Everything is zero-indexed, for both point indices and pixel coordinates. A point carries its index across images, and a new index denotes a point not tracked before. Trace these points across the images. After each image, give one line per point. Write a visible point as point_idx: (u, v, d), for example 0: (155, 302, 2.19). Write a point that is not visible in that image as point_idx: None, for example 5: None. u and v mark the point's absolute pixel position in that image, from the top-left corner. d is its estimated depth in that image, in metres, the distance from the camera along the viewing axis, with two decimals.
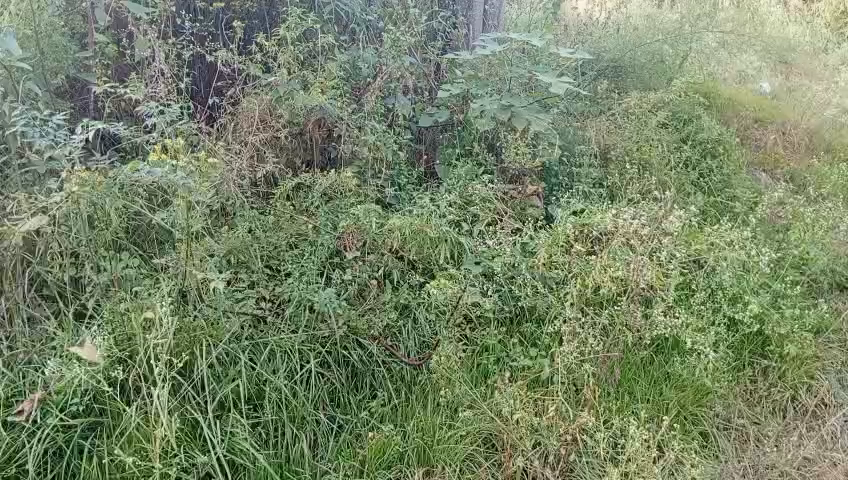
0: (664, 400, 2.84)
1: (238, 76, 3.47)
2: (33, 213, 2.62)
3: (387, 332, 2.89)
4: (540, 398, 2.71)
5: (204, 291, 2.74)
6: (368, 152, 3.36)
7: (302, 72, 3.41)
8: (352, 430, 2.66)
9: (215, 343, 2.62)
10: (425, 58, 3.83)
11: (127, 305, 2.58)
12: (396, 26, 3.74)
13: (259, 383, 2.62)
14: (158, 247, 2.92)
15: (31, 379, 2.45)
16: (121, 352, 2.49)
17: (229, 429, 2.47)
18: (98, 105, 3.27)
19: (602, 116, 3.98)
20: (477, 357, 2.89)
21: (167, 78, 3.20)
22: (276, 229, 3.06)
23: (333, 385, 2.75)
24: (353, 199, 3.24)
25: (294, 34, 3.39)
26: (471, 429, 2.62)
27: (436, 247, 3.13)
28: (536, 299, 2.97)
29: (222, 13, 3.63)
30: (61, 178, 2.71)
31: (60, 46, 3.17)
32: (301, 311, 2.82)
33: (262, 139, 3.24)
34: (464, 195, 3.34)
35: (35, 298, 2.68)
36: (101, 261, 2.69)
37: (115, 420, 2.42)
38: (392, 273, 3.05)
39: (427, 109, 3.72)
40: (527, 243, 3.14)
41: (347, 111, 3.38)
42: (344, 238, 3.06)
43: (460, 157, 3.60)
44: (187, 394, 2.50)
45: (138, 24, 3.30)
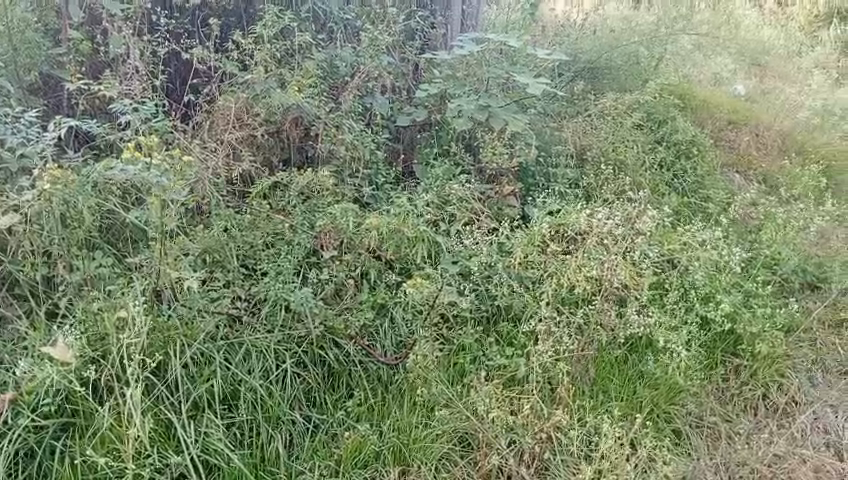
0: (637, 398, 2.86)
1: (214, 74, 3.44)
2: (4, 210, 2.59)
3: (364, 331, 2.89)
4: (516, 397, 2.71)
5: (178, 291, 2.69)
6: (345, 151, 3.36)
7: (279, 71, 3.42)
8: (328, 429, 2.66)
9: (190, 343, 2.60)
10: (404, 57, 3.85)
11: (100, 305, 2.55)
12: (375, 26, 3.74)
13: (234, 383, 2.61)
14: (132, 247, 2.86)
15: (2, 380, 2.41)
16: (93, 352, 2.47)
17: (203, 430, 2.46)
18: (72, 102, 3.23)
19: (579, 116, 3.99)
20: (454, 356, 2.89)
21: (141, 76, 3.16)
22: (252, 228, 3.05)
23: (309, 384, 2.74)
24: (330, 198, 3.23)
25: (272, 32, 3.40)
26: (447, 428, 2.64)
27: (413, 246, 3.13)
28: (511, 299, 3.00)
29: (198, 10, 3.59)
30: (32, 177, 2.67)
31: (33, 42, 3.15)
32: (277, 311, 2.81)
33: (239, 137, 3.22)
34: (441, 195, 3.35)
35: (6, 297, 2.63)
36: (73, 260, 2.65)
37: (88, 421, 2.40)
38: (369, 273, 3.03)
39: (405, 108, 3.71)
40: (504, 243, 3.17)
41: (325, 110, 3.38)
42: (321, 238, 3.06)
43: (438, 157, 3.60)
44: (160, 394, 2.48)
45: (112, 21, 3.27)
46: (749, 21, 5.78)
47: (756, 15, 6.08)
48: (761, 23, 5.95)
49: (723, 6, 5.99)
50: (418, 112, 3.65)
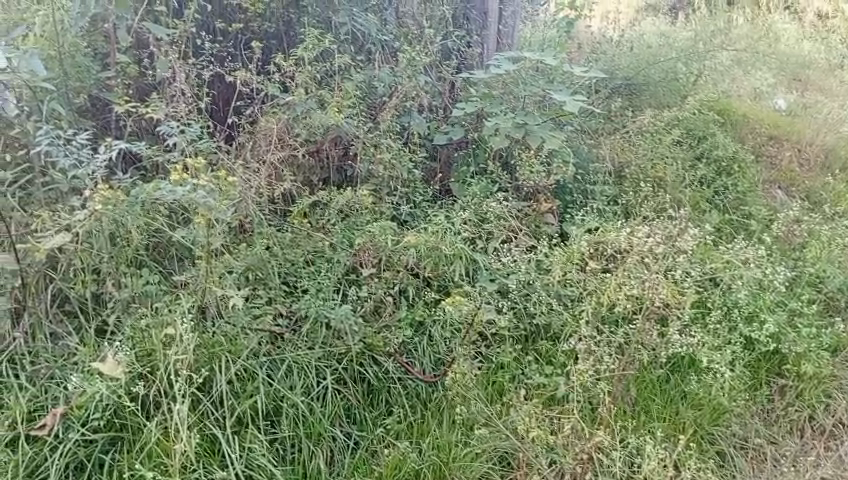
0: (681, 419, 2.84)
1: (256, 95, 3.52)
2: (56, 230, 2.64)
3: (403, 348, 2.91)
4: (556, 416, 2.69)
5: (224, 308, 2.77)
6: (384, 170, 3.40)
7: (319, 91, 3.48)
8: (368, 447, 2.69)
9: (234, 358, 2.65)
10: (440, 76, 3.92)
11: (149, 322, 2.63)
12: (413, 47, 3.80)
13: (276, 399, 2.66)
14: (177, 264, 2.93)
15: (54, 394, 2.50)
16: (141, 367, 2.54)
17: (246, 445, 2.50)
18: (120, 124, 3.33)
19: (617, 133, 4.01)
20: (492, 374, 2.89)
21: (187, 98, 3.25)
22: (293, 246, 3.11)
23: (349, 401, 2.77)
24: (369, 217, 3.28)
25: (312, 55, 3.46)
26: (487, 447, 2.64)
27: (452, 264, 3.15)
28: (550, 317, 2.98)
29: (241, 34, 3.70)
30: (83, 196, 2.76)
31: (83, 66, 3.21)
32: (317, 328, 2.84)
33: (280, 157, 3.27)
34: (479, 213, 3.36)
35: (57, 313, 2.71)
36: (123, 277, 2.74)
37: (135, 435, 2.46)
38: (408, 290, 3.06)
39: (441, 127, 3.76)
40: (542, 261, 3.16)
41: (363, 129, 3.45)
42: (360, 255, 3.10)
43: (475, 175, 3.62)
44: (206, 409, 2.53)
45: (159, 46, 3.37)
46: (788, 35, 5.73)
47: (795, 28, 5.99)
48: (801, 36, 5.87)
49: (762, 20, 5.93)
50: (455, 131, 3.67)
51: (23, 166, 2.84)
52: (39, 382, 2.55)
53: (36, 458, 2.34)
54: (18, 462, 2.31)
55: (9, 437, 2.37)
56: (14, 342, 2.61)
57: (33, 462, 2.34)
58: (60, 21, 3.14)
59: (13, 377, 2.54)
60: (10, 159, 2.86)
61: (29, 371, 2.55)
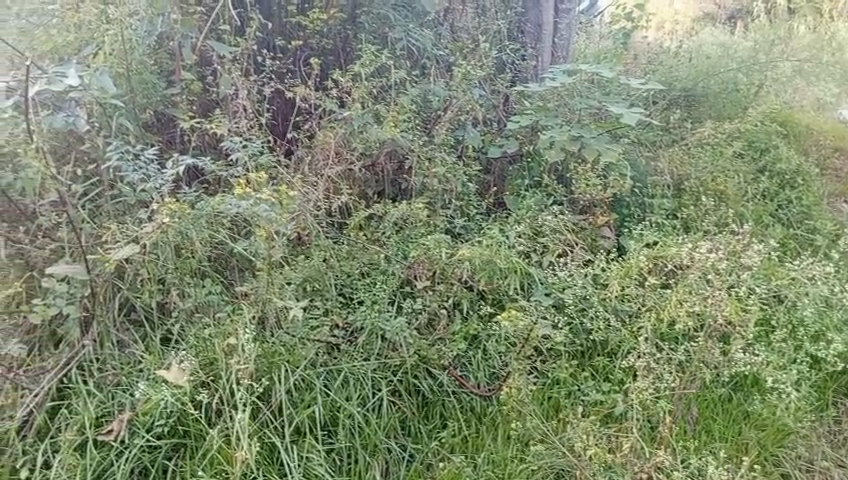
0: (743, 440, 2.77)
1: (315, 110, 3.60)
2: (126, 241, 2.74)
3: (457, 361, 2.92)
4: (614, 434, 2.65)
5: (283, 318, 2.82)
6: (439, 183, 3.43)
7: (375, 106, 3.54)
8: (423, 459, 2.70)
9: (293, 368, 2.71)
10: (494, 89, 3.92)
11: (212, 332, 2.71)
12: (468, 61, 3.85)
13: (333, 410, 2.69)
14: (239, 275, 3.01)
15: (119, 401, 2.58)
16: (204, 376, 2.61)
17: (304, 455, 2.55)
18: (184, 139, 3.44)
19: (675, 146, 3.96)
20: (547, 390, 2.87)
21: (249, 114, 3.36)
22: (349, 258, 3.15)
23: (404, 413, 2.79)
24: (423, 230, 3.28)
25: (368, 71, 3.54)
26: (543, 463, 2.61)
27: (507, 277, 3.14)
28: (607, 333, 2.95)
29: (300, 51, 3.80)
30: (150, 209, 2.84)
31: (150, 82, 3.30)
32: (373, 340, 2.87)
33: (338, 172, 3.34)
34: (534, 226, 3.35)
35: (124, 322, 2.80)
36: (186, 287, 2.82)
37: (197, 442, 2.52)
38: (461, 303, 3.07)
39: (495, 140, 3.75)
40: (600, 275, 3.12)
41: (419, 143, 3.48)
42: (414, 268, 3.11)
43: (529, 188, 3.61)
44: (265, 418, 2.59)
45: (222, 63, 3.48)
46: None
47: None
48: None
49: (826, 29, 5.77)
50: (509, 144, 3.67)
51: (93, 180, 2.97)
52: (106, 388, 2.63)
53: (102, 462, 2.42)
54: (86, 466, 2.39)
55: (77, 441, 2.46)
56: (82, 349, 2.68)
57: (100, 466, 2.42)
58: (128, 41, 3.22)
59: (81, 383, 2.62)
60: (81, 173, 2.98)
61: (96, 377, 2.63)
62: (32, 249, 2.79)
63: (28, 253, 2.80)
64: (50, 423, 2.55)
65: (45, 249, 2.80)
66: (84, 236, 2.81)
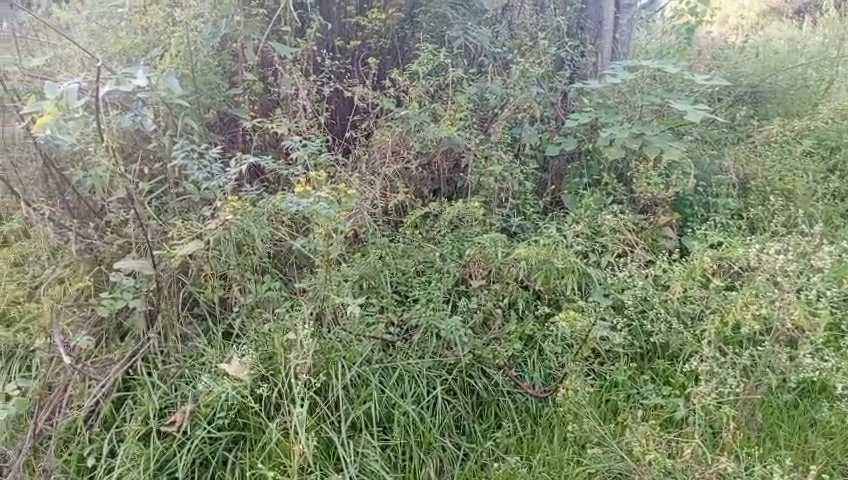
0: (810, 448, 2.65)
1: (372, 110, 3.63)
2: (190, 238, 2.81)
3: (512, 362, 2.91)
4: (675, 439, 2.57)
5: (340, 314, 2.87)
6: (495, 182, 3.41)
7: (432, 105, 3.55)
8: (477, 459, 2.68)
9: (350, 365, 2.74)
10: (552, 87, 3.87)
11: (272, 327, 2.79)
12: (526, 58, 3.81)
13: (388, 406, 2.72)
14: (296, 272, 3.06)
15: (182, 393, 2.65)
16: (264, 369, 2.68)
17: (360, 450, 2.58)
18: (246, 138, 3.52)
19: (741, 143, 3.83)
20: (605, 393, 2.83)
21: (308, 114, 3.41)
22: (405, 256, 3.16)
23: (459, 412, 2.79)
24: (479, 229, 3.28)
25: (426, 70, 3.54)
26: (600, 467, 2.56)
27: (563, 278, 3.09)
28: (668, 336, 2.89)
29: (359, 51, 3.84)
30: (213, 207, 2.92)
31: (215, 84, 3.40)
32: (428, 338, 2.89)
33: (395, 170, 3.36)
34: (593, 225, 3.30)
35: (187, 316, 2.89)
36: (248, 283, 2.90)
37: (256, 434, 2.58)
38: (517, 303, 3.05)
39: (553, 138, 3.71)
40: (661, 277, 3.05)
41: (475, 141, 3.47)
42: (470, 267, 3.12)
43: (587, 187, 3.58)
44: (322, 413, 2.63)
45: (283, 63, 3.55)
46: None
47: None
48: None
49: None
50: (568, 142, 3.62)
51: (160, 178, 3.08)
52: (170, 381, 2.71)
53: (166, 452, 2.50)
54: (149, 456, 2.48)
55: (142, 431, 2.54)
56: (147, 342, 2.78)
57: (163, 456, 2.50)
58: (194, 42, 3.30)
59: (146, 375, 2.71)
60: (147, 172, 3.11)
61: (161, 370, 2.72)
62: (101, 243, 2.91)
63: (97, 246, 2.93)
64: (116, 412, 2.65)
65: (113, 244, 2.92)
66: (151, 231, 2.90)
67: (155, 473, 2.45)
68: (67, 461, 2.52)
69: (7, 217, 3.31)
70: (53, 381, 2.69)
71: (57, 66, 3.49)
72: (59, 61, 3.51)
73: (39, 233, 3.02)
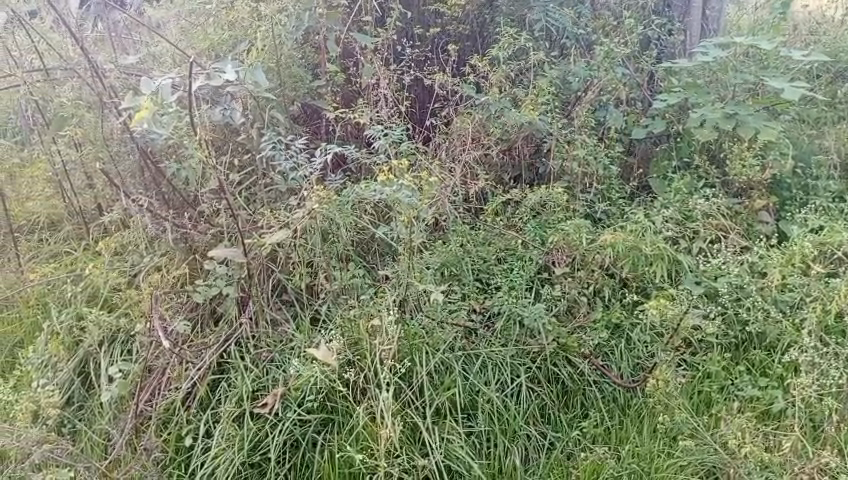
0: None
1: (452, 97, 3.60)
2: (279, 226, 2.89)
3: (598, 351, 2.86)
4: (773, 432, 2.50)
5: (423, 301, 2.85)
6: (578, 167, 3.35)
7: (512, 90, 3.49)
8: (563, 448, 2.67)
9: (433, 352, 2.75)
10: (637, 67, 3.75)
11: (357, 313, 2.81)
12: (610, 39, 3.71)
13: (473, 394, 2.73)
14: (380, 259, 3.10)
15: (273, 376, 2.75)
16: (351, 354, 2.72)
17: (446, 436, 2.60)
18: (330, 128, 3.57)
19: (843, 122, 3.61)
20: (697, 383, 2.75)
21: (390, 103, 3.43)
22: (486, 243, 3.13)
23: (543, 400, 2.77)
24: (562, 215, 3.21)
25: (506, 54, 3.50)
26: (692, 460, 2.50)
27: (652, 265, 3.01)
28: (765, 326, 2.76)
29: (438, 38, 3.84)
30: (300, 197, 2.98)
31: (299, 76, 3.48)
32: (511, 326, 2.87)
33: (476, 157, 3.30)
34: (683, 210, 3.19)
35: (276, 302, 2.97)
36: (333, 270, 2.95)
37: (344, 418, 2.66)
38: (603, 291, 2.99)
39: (640, 120, 3.62)
40: (756, 263, 2.91)
41: (558, 126, 3.41)
42: (553, 254, 3.06)
43: (677, 170, 3.46)
44: (407, 398, 2.66)
45: (364, 53, 3.60)
46: None
47: None
48: None
49: None
50: (656, 124, 3.49)
51: (249, 169, 3.18)
52: (261, 364, 2.80)
53: (258, 433, 2.61)
54: (243, 437, 2.58)
55: (236, 413, 2.65)
56: (240, 327, 2.86)
57: (256, 437, 2.61)
58: (279, 36, 3.41)
59: (239, 359, 2.82)
60: (238, 163, 3.20)
61: (253, 354, 2.81)
62: (196, 233, 3.04)
63: (192, 236, 3.06)
64: (211, 394, 2.77)
65: (207, 233, 3.05)
66: (241, 221, 3.01)
67: (249, 453, 2.57)
68: (166, 441, 2.65)
69: (107, 209, 3.48)
70: (151, 364, 2.80)
71: (150, 63, 3.61)
72: (152, 58, 3.62)
73: (137, 224, 3.17)
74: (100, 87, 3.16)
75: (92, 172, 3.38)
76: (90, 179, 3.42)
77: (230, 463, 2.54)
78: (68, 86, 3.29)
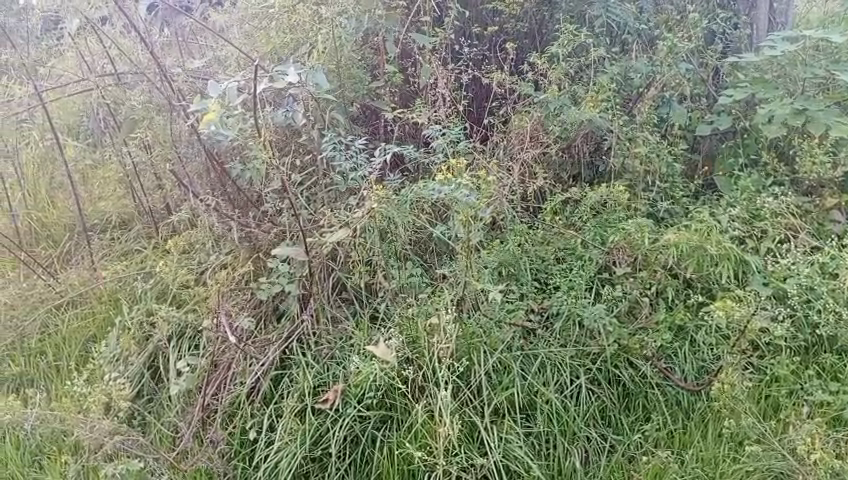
0: None
1: (510, 95, 3.58)
2: (338, 226, 2.94)
3: (661, 353, 2.80)
4: (844, 439, 2.44)
5: (481, 301, 2.85)
6: (640, 164, 3.29)
7: (572, 87, 3.45)
8: (624, 451, 2.63)
9: (491, 351, 2.76)
10: (702, 62, 3.67)
11: (415, 311, 2.83)
12: (673, 34, 3.62)
13: (531, 394, 2.71)
14: (437, 258, 3.11)
15: (333, 372, 2.81)
16: (409, 352, 2.75)
17: (504, 436, 2.59)
18: (388, 129, 3.60)
19: None
20: (765, 387, 2.66)
21: (447, 103, 3.43)
22: (544, 243, 3.10)
23: (604, 402, 2.73)
24: (623, 214, 3.16)
25: (566, 51, 3.45)
26: (759, 465, 2.45)
27: (718, 265, 2.94)
28: (836, 329, 2.69)
29: (496, 37, 3.82)
30: (359, 196, 3.01)
31: (357, 77, 3.53)
32: (569, 326, 2.85)
33: (535, 155, 3.24)
34: (751, 209, 3.09)
35: (337, 299, 3.03)
36: (391, 268, 2.97)
37: (402, 415, 2.69)
38: (666, 291, 2.93)
39: (705, 116, 3.53)
40: (827, 264, 2.83)
41: (619, 123, 3.35)
42: (613, 254, 3.01)
43: (743, 168, 3.37)
44: (466, 397, 2.66)
45: (423, 53, 3.61)
46: None
47: None
48: None
49: None
50: (721, 120, 3.43)
51: (310, 170, 3.25)
52: (322, 360, 2.86)
53: (319, 428, 2.67)
54: (305, 431, 2.65)
55: (299, 407, 2.72)
56: (301, 324, 2.93)
57: (317, 432, 2.66)
58: (338, 38, 3.47)
59: (301, 354, 2.89)
60: (300, 164, 3.28)
61: (314, 350, 2.88)
62: (260, 232, 3.13)
63: (256, 235, 3.15)
64: (274, 389, 2.84)
65: (270, 233, 3.13)
66: (303, 220, 3.08)
67: (310, 447, 2.63)
68: (231, 434, 2.73)
69: (175, 208, 3.59)
70: (217, 359, 2.87)
71: (215, 66, 3.71)
72: (217, 62, 3.72)
73: (203, 223, 3.26)
74: (169, 91, 3.33)
75: (162, 173, 3.51)
76: (159, 180, 3.55)
77: (292, 457, 2.60)
78: (138, 90, 3.43)
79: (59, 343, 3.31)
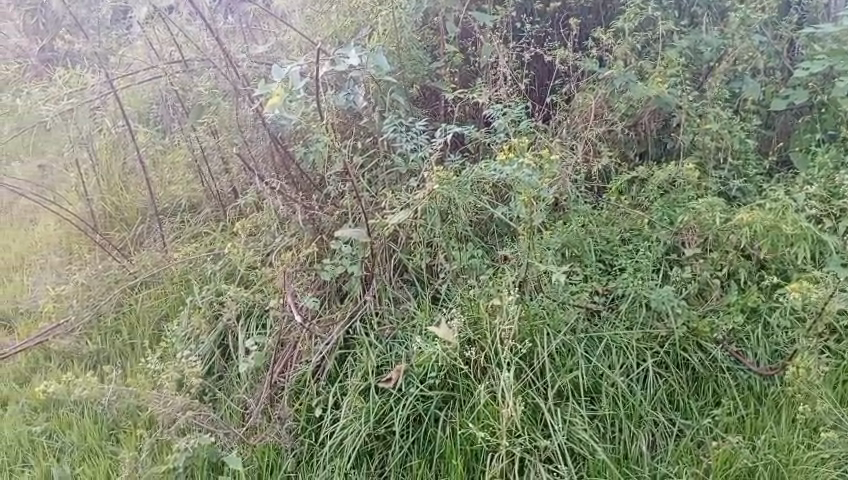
0: None
1: (573, 72, 3.49)
2: (400, 207, 2.97)
3: (732, 336, 2.72)
4: None
5: (543, 283, 2.82)
6: (711, 140, 3.17)
7: (638, 63, 3.35)
8: (693, 436, 2.57)
9: (555, 333, 2.72)
10: (776, 34, 3.50)
11: (477, 292, 2.83)
12: (746, 5, 3.45)
13: (596, 377, 2.67)
14: (498, 239, 3.09)
15: (396, 352, 2.83)
16: (471, 333, 2.74)
17: (567, 418, 2.57)
18: (448, 109, 3.56)
19: None
20: (842, 372, 2.58)
21: (508, 82, 3.37)
22: (609, 223, 3.02)
23: (672, 386, 2.67)
24: (693, 192, 3.06)
25: (633, 25, 3.35)
26: (835, 452, 2.39)
27: (793, 246, 2.83)
28: None
29: (559, 13, 3.74)
30: (420, 178, 3.03)
31: (418, 58, 3.50)
32: (636, 308, 2.78)
33: (599, 133, 3.19)
34: (829, 186, 2.95)
35: (397, 280, 3.02)
36: (452, 250, 2.97)
37: (465, 396, 2.69)
38: (738, 273, 2.84)
39: (779, 90, 3.36)
40: None
41: (688, 98, 3.23)
42: (683, 235, 2.93)
43: (821, 143, 3.22)
44: (529, 379, 2.64)
45: (483, 32, 3.58)
46: None
47: None
48: None
49: None
50: (797, 94, 3.26)
51: (371, 151, 3.26)
52: (384, 341, 2.89)
53: (383, 407, 2.70)
54: (369, 409, 2.68)
55: (362, 386, 2.75)
56: (364, 304, 2.95)
57: (381, 410, 2.70)
58: (399, 20, 3.45)
59: (364, 334, 2.91)
60: (361, 146, 3.28)
61: (377, 330, 2.90)
62: (322, 215, 3.16)
63: (318, 218, 3.18)
64: (339, 368, 2.89)
65: (332, 215, 3.16)
66: (365, 202, 3.10)
67: (374, 425, 2.67)
68: (297, 410, 2.79)
69: (241, 192, 3.66)
70: (284, 338, 2.96)
71: (278, 51, 3.75)
72: (280, 47, 3.75)
73: (268, 206, 3.33)
74: (234, 77, 3.39)
75: (229, 157, 3.61)
76: (226, 164, 3.64)
77: (357, 434, 2.65)
78: (205, 77, 3.55)
79: (134, 321, 3.46)
